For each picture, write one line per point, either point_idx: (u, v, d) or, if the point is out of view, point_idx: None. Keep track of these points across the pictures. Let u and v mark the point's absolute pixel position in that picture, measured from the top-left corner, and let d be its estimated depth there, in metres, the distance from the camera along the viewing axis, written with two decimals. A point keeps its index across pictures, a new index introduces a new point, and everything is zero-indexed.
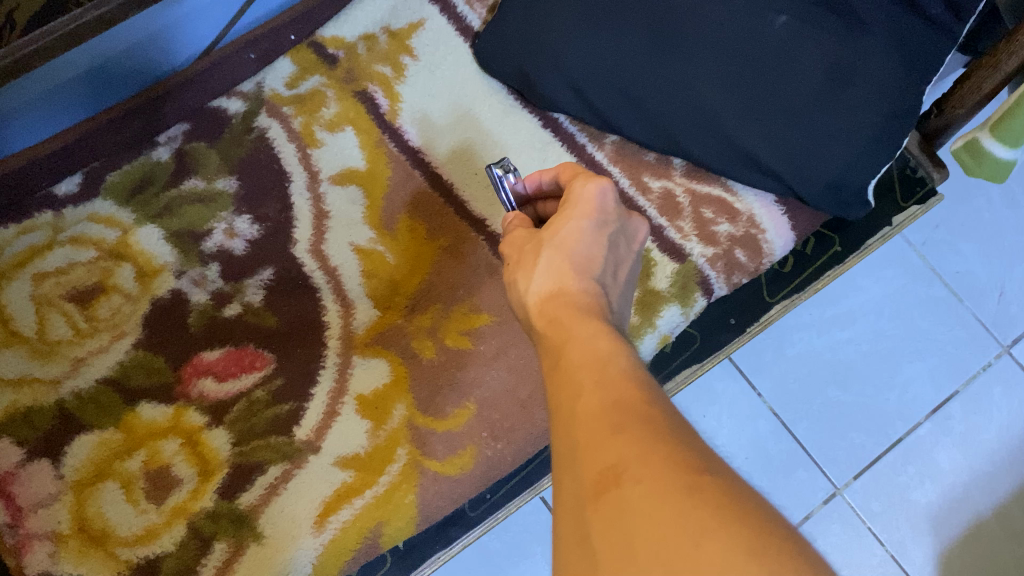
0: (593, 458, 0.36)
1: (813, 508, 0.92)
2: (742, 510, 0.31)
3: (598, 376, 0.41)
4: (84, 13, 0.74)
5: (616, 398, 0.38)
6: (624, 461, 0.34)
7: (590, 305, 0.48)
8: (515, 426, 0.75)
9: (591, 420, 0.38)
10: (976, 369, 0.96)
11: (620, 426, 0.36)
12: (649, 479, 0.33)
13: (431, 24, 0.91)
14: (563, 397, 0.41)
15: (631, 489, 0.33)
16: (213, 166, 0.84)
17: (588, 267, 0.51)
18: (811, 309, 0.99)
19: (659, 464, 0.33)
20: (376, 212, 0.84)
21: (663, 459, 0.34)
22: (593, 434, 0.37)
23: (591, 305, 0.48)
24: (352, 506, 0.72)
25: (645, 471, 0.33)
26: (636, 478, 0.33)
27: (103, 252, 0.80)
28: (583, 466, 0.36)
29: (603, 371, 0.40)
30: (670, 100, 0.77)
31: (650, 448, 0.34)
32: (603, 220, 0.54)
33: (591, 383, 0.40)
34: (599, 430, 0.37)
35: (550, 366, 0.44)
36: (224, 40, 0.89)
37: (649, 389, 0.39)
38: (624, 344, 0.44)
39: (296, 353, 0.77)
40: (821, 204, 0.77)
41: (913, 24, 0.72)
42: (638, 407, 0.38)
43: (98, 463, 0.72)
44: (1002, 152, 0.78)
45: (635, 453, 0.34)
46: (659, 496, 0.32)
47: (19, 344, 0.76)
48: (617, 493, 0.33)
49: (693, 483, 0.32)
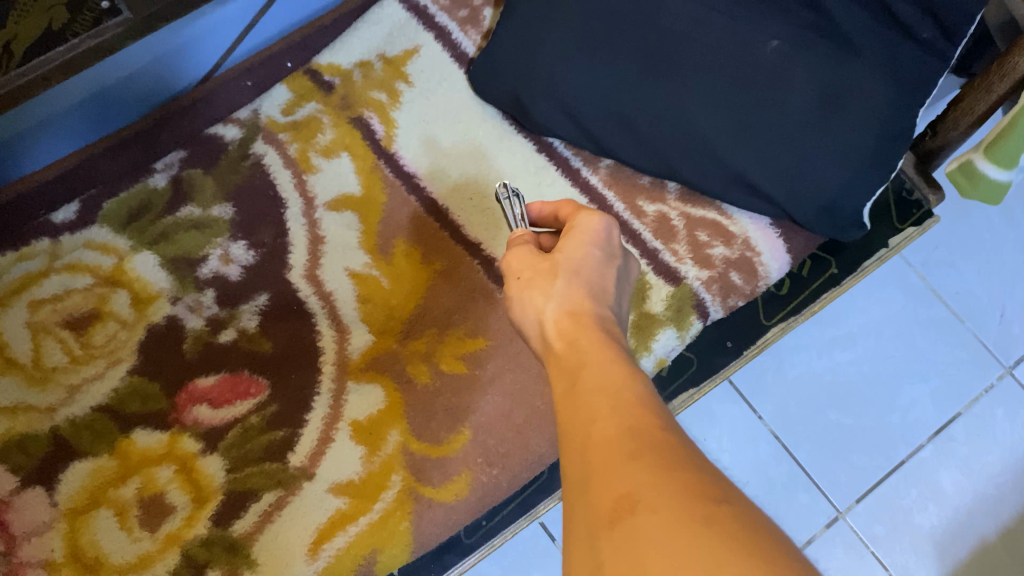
0: (610, 485, 0.36)
1: (816, 531, 0.91)
2: (759, 541, 0.31)
3: (615, 401, 0.41)
4: (82, 42, 0.74)
5: (632, 424, 0.39)
6: (639, 490, 0.34)
7: (576, 330, 0.48)
8: (510, 451, 0.75)
9: (604, 446, 0.38)
10: (979, 391, 0.96)
11: (637, 453, 0.37)
12: (665, 509, 0.33)
13: (426, 50, 0.91)
14: (576, 422, 0.41)
15: (646, 519, 0.33)
16: (209, 193, 0.84)
17: (577, 290, 0.51)
18: (811, 331, 0.98)
19: (675, 493, 0.33)
20: (371, 237, 0.84)
21: (677, 489, 0.34)
22: (607, 461, 0.37)
23: (579, 331, 0.48)
24: (347, 533, 0.71)
25: (659, 500, 0.33)
26: (652, 507, 0.33)
27: (99, 279, 0.80)
28: (597, 494, 0.36)
29: (615, 399, 0.41)
30: (663, 125, 0.77)
31: (667, 477, 0.35)
32: (608, 252, 0.55)
33: (607, 409, 0.40)
34: (615, 457, 0.37)
35: (561, 394, 0.44)
36: (224, 66, 0.90)
37: (649, 418, 0.40)
38: (612, 370, 0.44)
39: (290, 379, 0.77)
40: (815, 227, 0.78)
41: (905, 48, 0.71)
42: (656, 435, 0.38)
43: (92, 490, 0.72)
44: (996, 172, 0.78)
45: (651, 481, 0.35)
46: (675, 527, 0.32)
47: (15, 371, 0.76)
48: (633, 522, 0.33)
49: (710, 514, 0.32)
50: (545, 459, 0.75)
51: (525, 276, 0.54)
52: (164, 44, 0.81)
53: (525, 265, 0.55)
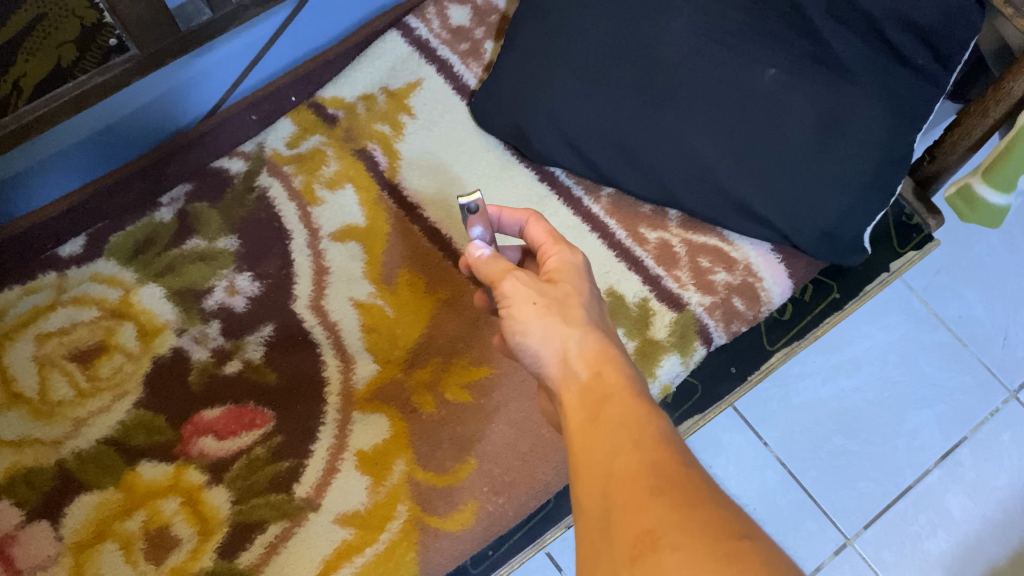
0: (632, 522, 0.36)
1: (824, 559, 0.90)
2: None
3: (637, 434, 0.41)
4: (90, 78, 0.74)
5: (654, 458, 0.39)
6: (660, 527, 0.35)
7: (589, 364, 0.48)
8: (516, 480, 0.75)
9: (627, 481, 0.39)
10: (985, 415, 0.96)
11: (659, 489, 0.37)
12: (688, 547, 0.33)
13: (429, 83, 0.93)
14: (599, 457, 0.42)
15: (668, 556, 0.33)
16: (214, 226, 0.85)
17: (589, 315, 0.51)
18: (815, 356, 0.98)
19: (696, 530, 0.34)
20: (375, 267, 0.84)
21: (699, 526, 0.34)
22: (630, 497, 0.38)
23: (590, 365, 0.48)
24: (353, 564, 0.71)
25: (681, 538, 0.34)
26: (674, 545, 0.34)
27: (105, 312, 0.81)
28: (619, 531, 0.37)
29: (636, 433, 0.42)
30: (664, 153, 0.78)
31: (686, 513, 0.35)
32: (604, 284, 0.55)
33: (630, 442, 0.41)
34: (637, 493, 0.38)
35: (579, 429, 0.45)
36: (226, 102, 0.91)
37: (668, 452, 0.40)
38: (623, 405, 0.44)
39: (296, 409, 0.77)
40: (817, 251, 0.78)
41: (901, 75, 0.72)
42: (676, 469, 0.39)
43: (98, 524, 0.72)
44: (995, 197, 0.79)
45: (672, 518, 0.35)
46: (698, 567, 0.32)
47: (21, 405, 0.77)
48: (655, 559, 0.34)
49: (732, 552, 0.32)
50: (551, 488, 0.75)
51: (541, 303, 0.50)
52: (168, 81, 0.82)
53: (536, 291, 0.51)
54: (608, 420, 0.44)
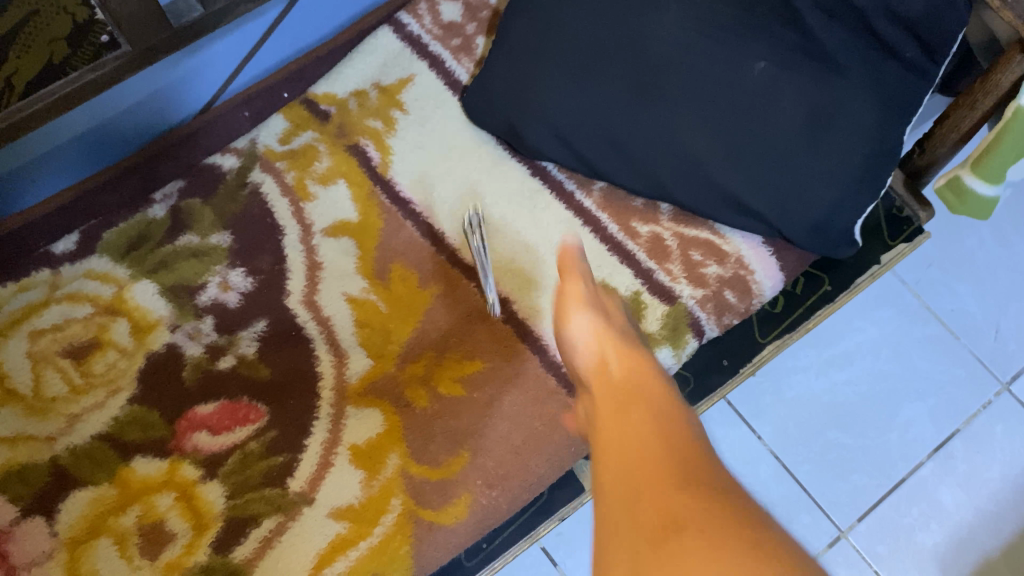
0: (654, 508, 0.38)
1: (817, 551, 0.90)
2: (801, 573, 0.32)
3: (666, 434, 0.44)
4: (82, 74, 0.78)
5: (681, 457, 0.41)
6: (686, 517, 0.36)
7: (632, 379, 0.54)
8: (510, 473, 0.75)
9: (650, 473, 0.40)
10: (977, 408, 0.96)
11: (684, 483, 0.39)
12: (712, 534, 0.35)
13: (420, 79, 0.93)
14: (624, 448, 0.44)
15: (691, 542, 0.35)
16: (207, 222, 0.85)
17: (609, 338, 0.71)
18: (807, 350, 0.99)
19: (721, 522, 0.35)
20: (368, 262, 0.85)
21: (724, 518, 0.36)
22: (654, 484, 0.39)
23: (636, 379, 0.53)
24: (347, 558, 0.71)
25: (704, 525, 0.35)
26: (698, 531, 0.35)
27: (99, 308, 0.81)
28: (639, 515, 0.38)
29: (666, 432, 0.44)
30: (655, 147, 0.78)
31: (711, 506, 0.37)
32: None
33: (659, 439, 0.43)
34: (661, 484, 0.39)
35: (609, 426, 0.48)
36: (219, 100, 0.92)
37: (693, 453, 0.42)
38: (653, 411, 0.47)
39: (290, 404, 0.78)
40: (807, 244, 0.79)
41: (889, 67, 0.73)
42: (700, 468, 0.41)
43: (92, 519, 0.72)
44: (985, 188, 0.79)
45: (696, 509, 0.37)
46: (721, 554, 0.33)
47: (14, 402, 0.77)
48: (676, 543, 0.35)
49: (757, 547, 0.34)
50: (544, 481, 0.76)
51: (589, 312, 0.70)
52: (160, 78, 0.82)
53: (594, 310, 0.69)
54: (638, 421, 0.46)
